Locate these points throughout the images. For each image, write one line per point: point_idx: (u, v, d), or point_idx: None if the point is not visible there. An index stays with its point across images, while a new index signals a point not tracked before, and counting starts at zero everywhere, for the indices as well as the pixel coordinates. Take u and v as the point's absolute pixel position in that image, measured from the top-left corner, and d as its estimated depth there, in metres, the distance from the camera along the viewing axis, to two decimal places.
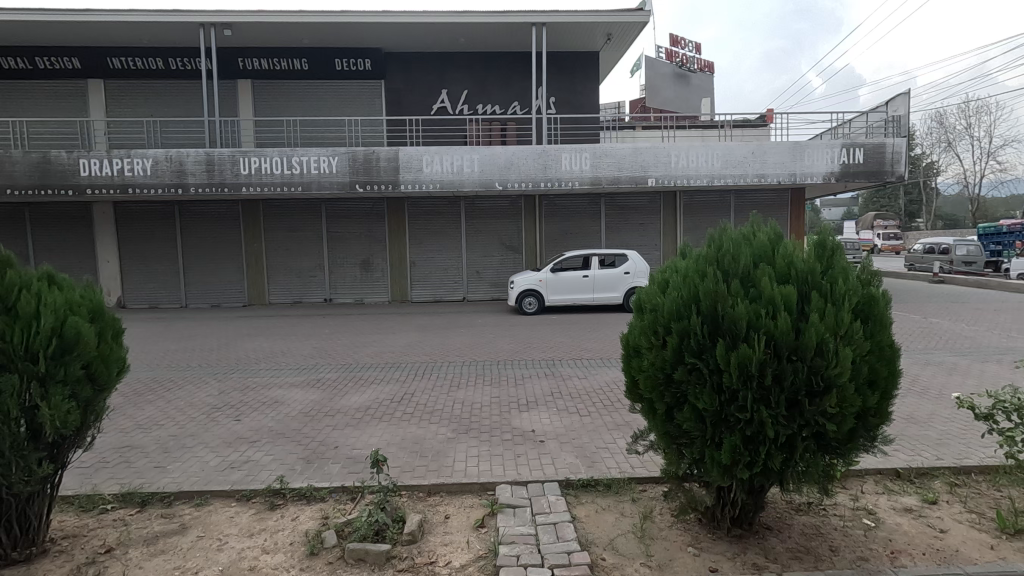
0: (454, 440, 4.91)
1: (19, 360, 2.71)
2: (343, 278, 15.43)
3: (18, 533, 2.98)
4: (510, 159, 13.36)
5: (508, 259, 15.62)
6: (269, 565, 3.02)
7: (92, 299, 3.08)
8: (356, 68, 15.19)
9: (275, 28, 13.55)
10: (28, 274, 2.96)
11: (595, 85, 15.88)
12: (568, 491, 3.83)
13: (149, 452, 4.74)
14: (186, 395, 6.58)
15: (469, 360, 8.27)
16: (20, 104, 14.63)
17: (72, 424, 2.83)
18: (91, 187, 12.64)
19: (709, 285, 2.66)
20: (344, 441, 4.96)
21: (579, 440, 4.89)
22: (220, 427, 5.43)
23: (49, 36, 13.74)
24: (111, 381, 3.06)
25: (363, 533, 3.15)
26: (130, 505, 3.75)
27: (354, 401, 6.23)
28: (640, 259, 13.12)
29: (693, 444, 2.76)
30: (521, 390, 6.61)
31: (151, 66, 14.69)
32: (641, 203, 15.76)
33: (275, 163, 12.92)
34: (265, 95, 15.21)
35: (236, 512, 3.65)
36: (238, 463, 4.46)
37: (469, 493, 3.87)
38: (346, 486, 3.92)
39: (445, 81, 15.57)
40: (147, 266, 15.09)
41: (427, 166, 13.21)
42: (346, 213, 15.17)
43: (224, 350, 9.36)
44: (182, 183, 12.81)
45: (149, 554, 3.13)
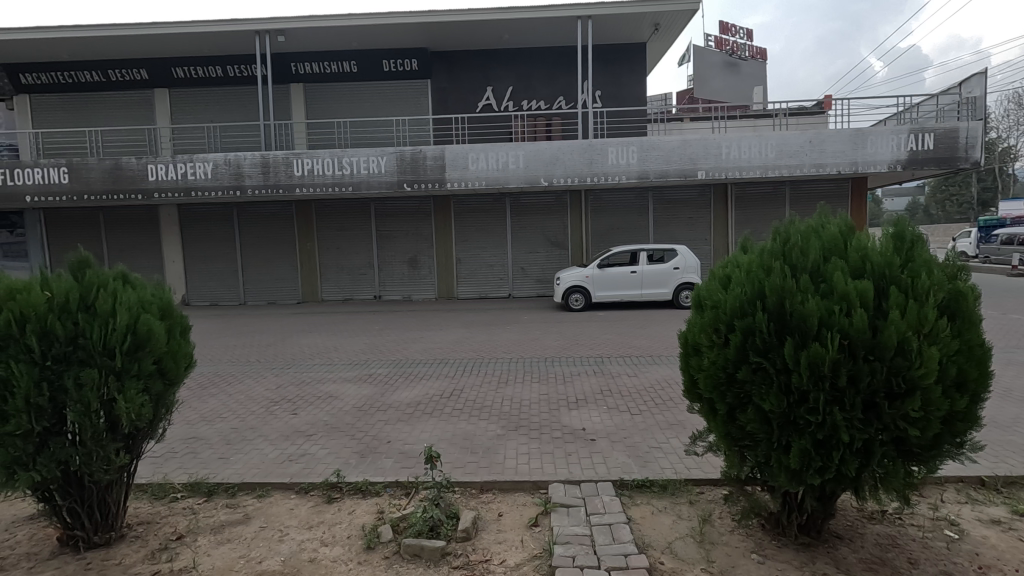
0: (504, 436, 4.90)
1: (99, 355, 2.85)
2: (391, 275, 15.73)
3: (99, 519, 3.16)
4: (556, 155, 13.23)
5: (553, 255, 15.53)
6: (328, 557, 3.09)
7: (162, 298, 3.22)
8: (403, 69, 15.41)
9: (327, 32, 13.92)
10: (106, 274, 3.13)
11: (642, 77, 15.55)
12: (623, 491, 3.75)
13: (214, 444, 4.95)
14: (246, 389, 6.85)
15: (517, 357, 8.26)
16: (95, 114, 15.60)
17: (145, 416, 2.97)
18: (158, 190, 13.35)
19: (776, 280, 2.52)
20: (396, 435, 5.04)
21: (631, 439, 4.79)
22: (279, 420, 5.61)
23: (120, 49, 14.56)
24: (179, 376, 3.20)
25: (418, 528, 3.17)
26: (197, 494, 3.93)
27: (406, 396, 6.32)
28: (690, 254, 12.77)
29: (758, 447, 2.64)
30: (570, 387, 6.54)
31: (211, 74, 15.38)
32: (691, 196, 15.33)
33: (327, 164, 13.29)
34: (316, 99, 15.66)
35: (296, 504, 3.75)
36: (296, 456, 4.60)
37: (521, 491, 3.84)
38: (400, 482, 3.97)
39: (490, 79, 15.60)
40: (208, 265, 15.83)
41: (472, 164, 13.28)
42: (393, 212, 15.43)
43: (280, 346, 9.70)
44: (239, 185, 13.35)
45: (216, 542, 3.26)
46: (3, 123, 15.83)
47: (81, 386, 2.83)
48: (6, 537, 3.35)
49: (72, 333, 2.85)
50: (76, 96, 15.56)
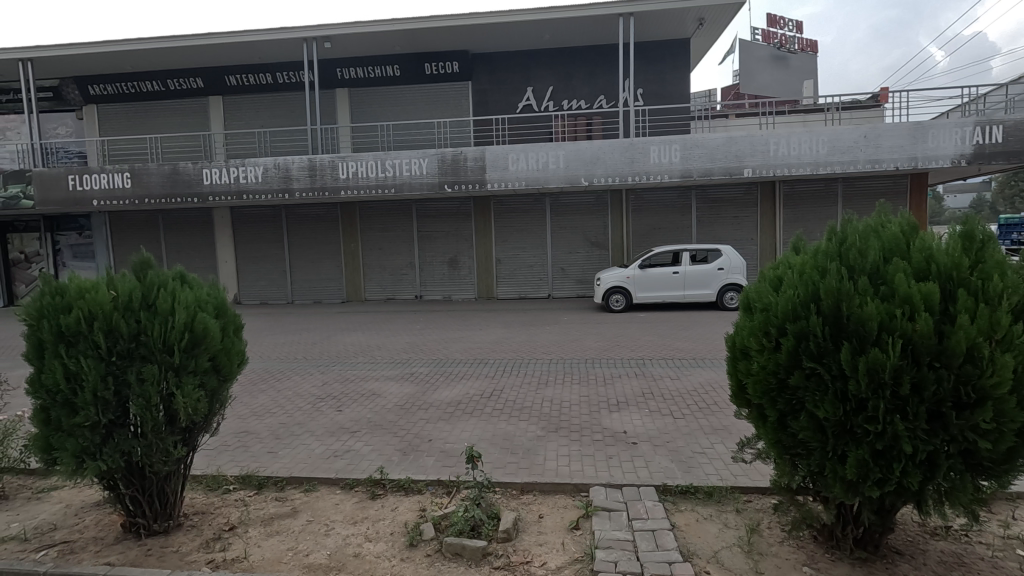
0: (544, 438, 4.88)
1: (159, 352, 2.99)
2: (432, 275, 15.93)
3: (158, 508, 3.32)
4: (597, 154, 13.11)
5: (594, 255, 15.39)
6: (373, 552, 3.14)
7: (217, 297, 3.35)
8: (444, 71, 15.60)
9: (370, 38, 14.22)
10: (166, 274, 3.27)
11: (685, 73, 15.23)
12: (666, 497, 3.67)
13: (263, 438, 5.13)
14: (293, 386, 7.07)
15: (558, 358, 8.22)
16: (155, 122, 16.44)
17: (201, 411, 3.10)
18: (212, 194, 13.94)
19: (832, 282, 2.41)
20: (437, 434, 5.10)
21: (674, 443, 4.69)
22: (324, 417, 5.76)
23: (178, 60, 15.29)
24: (233, 372, 3.33)
25: (460, 527, 3.19)
26: (248, 486, 4.07)
27: (447, 396, 6.38)
28: (735, 255, 12.43)
29: (811, 456, 2.54)
30: (611, 389, 6.46)
31: (262, 81, 15.97)
32: (736, 194, 14.90)
33: (370, 166, 13.58)
34: (361, 102, 16.03)
35: (341, 499, 3.84)
36: (341, 452, 4.71)
37: (562, 493, 3.82)
38: (442, 480, 4.01)
39: (530, 79, 15.60)
40: (258, 265, 16.43)
41: (513, 164, 13.31)
42: (435, 213, 15.64)
43: (325, 344, 9.96)
44: (288, 189, 13.79)
45: (266, 534, 3.37)
46: (73, 131, 16.85)
47: (144, 381, 2.97)
48: (76, 521, 3.57)
49: (135, 330, 3.00)
50: (138, 105, 16.45)
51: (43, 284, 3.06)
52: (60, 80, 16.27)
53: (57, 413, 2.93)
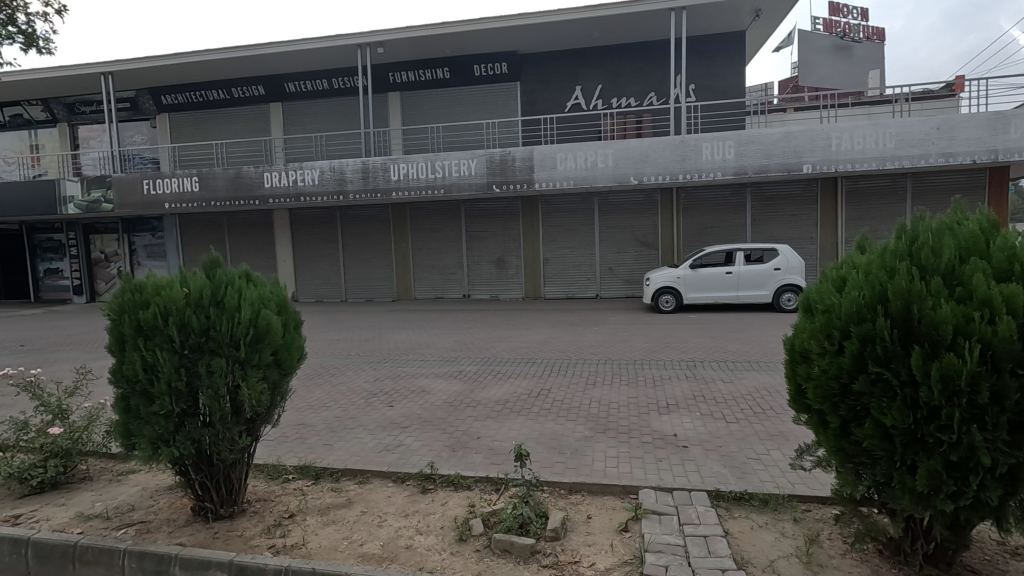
0: (592, 438, 4.85)
1: (226, 346, 3.17)
2: (480, 275, 16.08)
3: (225, 493, 3.51)
4: (647, 152, 12.89)
5: (642, 255, 15.15)
6: (423, 545, 3.22)
7: (279, 294, 3.52)
8: (493, 72, 15.74)
9: (421, 42, 14.52)
10: (233, 272, 3.45)
11: (740, 67, 14.76)
12: (719, 502, 3.57)
13: (319, 431, 5.33)
14: (347, 381, 7.31)
15: (606, 359, 8.14)
16: (221, 129, 17.35)
17: (264, 403, 3.25)
18: (272, 196, 14.58)
19: (901, 282, 2.28)
20: (486, 432, 5.16)
21: (727, 448, 4.57)
22: (376, 412, 5.93)
23: (242, 70, 16.08)
24: (293, 366, 3.48)
25: (508, 524, 3.22)
26: (306, 476, 4.25)
27: (495, 394, 6.44)
28: (793, 254, 11.97)
29: (877, 465, 2.43)
30: (660, 391, 6.34)
31: (319, 87, 16.58)
32: (794, 191, 14.32)
33: (420, 168, 13.85)
34: (412, 105, 16.39)
35: (393, 492, 3.95)
36: (392, 446, 4.84)
37: (610, 494, 3.79)
38: (490, 477, 4.05)
39: (579, 78, 15.51)
40: (313, 265, 17.07)
41: (561, 164, 13.27)
42: (483, 213, 15.79)
43: (377, 341, 10.24)
44: (342, 191, 14.24)
45: (323, 523, 3.51)
46: (147, 138, 17.99)
47: (212, 373, 3.16)
48: (150, 503, 3.82)
49: (205, 325, 3.18)
50: (205, 112, 17.40)
51: (123, 281, 3.29)
52: (137, 91, 17.41)
53: (136, 401, 3.15)
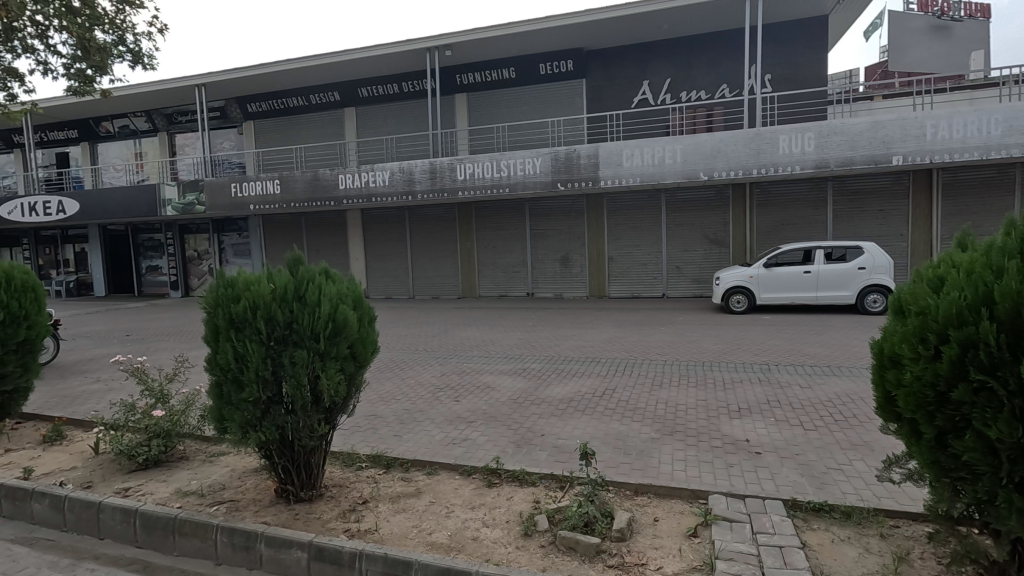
0: (659, 440, 4.75)
1: (307, 339, 3.37)
2: (544, 273, 16.09)
3: (305, 478, 3.73)
4: (718, 146, 12.43)
5: (712, 253, 14.63)
6: (489, 538, 3.28)
7: (355, 290, 3.70)
8: (559, 70, 15.70)
9: (490, 42, 14.70)
10: (313, 269, 3.64)
11: (822, 54, 13.92)
12: (795, 513, 3.40)
13: (390, 422, 5.54)
14: (415, 375, 7.55)
15: (673, 360, 7.93)
16: (300, 134, 18.35)
17: (341, 394, 3.44)
18: (346, 197, 15.25)
19: (1010, 283, 2.09)
20: (550, 429, 5.18)
21: (805, 456, 4.34)
22: (442, 406, 6.08)
23: (320, 77, 16.92)
24: (368, 360, 3.66)
25: (573, 522, 3.22)
26: (378, 465, 4.43)
27: (559, 392, 6.45)
28: (880, 252, 11.16)
29: (979, 481, 2.25)
30: (732, 394, 6.11)
31: (390, 91, 17.15)
32: (882, 185, 13.34)
33: (486, 167, 14.03)
34: (479, 106, 16.65)
35: (460, 484, 4.05)
36: (459, 440, 4.96)
37: (678, 498, 3.69)
38: (555, 475, 4.06)
39: (647, 72, 15.17)
40: (383, 263, 17.69)
41: (627, 160, 13.04)
42: (547, 211, 15.80)
43: (444, 337, 10.49)
44: (411, 191, 14.68)
45: (394, 511, 3.65)
46: (235, 144, 19.30)
47: (295, 364, 3.36)
48: (239, 484, 4.11)
49: (288, 319, 3.39)
50: (286, 118, 18.46)
51: (217, 278, 3.56)
52: (226, 101, 18.69)
53: (228, 388, 3.40)
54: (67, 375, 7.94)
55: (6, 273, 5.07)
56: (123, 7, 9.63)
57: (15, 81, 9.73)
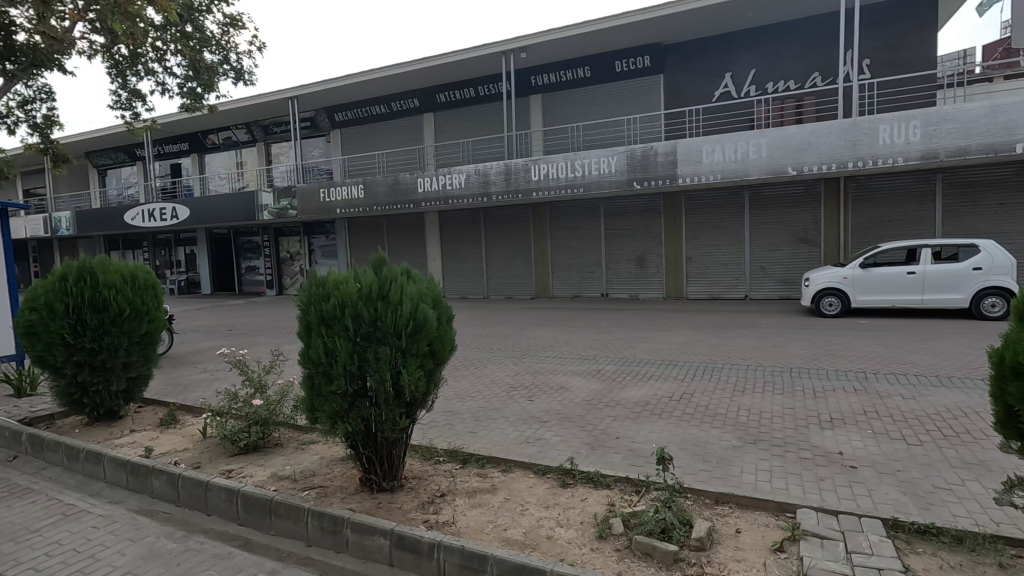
0: (741, 448, 4.54)
1: (390, 336, 3.53)
2: (619, 274, 15.83)
3: (387, 469, 3.91)
4: (808, 139, 11.69)
5: (801, 252, 13.78)
6: (564, 538, 3.28)
7: (434, 290, 3.83)
8: (635, 67, 15.38)
9: (565, 42, 14.67)
10: (395, 269, 3.81)
11: (930, 34, 12.73)
12: (896, 534, 3.14)
13: (465, 419, 5.68)
14: (490, 373, 7.68)
15: (757, 365, 7.55)
16: (382, 140, 19.21)
17: (421, 390, 3.58)
18: (424, 200, 15.78)
19: None
20: (626, 432, 5.09)
21: (908, 473, 3.99)
22: (517, 405, 6.14)
23: (401, 85, 17.61)
24: (446, 358, 3.78)
25: (650, 527, 3.15)
26: (454, 460, 4.55)
27: (635, 395, 6.34)
28: (999, 251, 10.02)
29: None
30: (823, 403, 5.73)
31: (466, 95, 17.54)
32: (1002, 176, 11.98)
33: (561, 167, 14.01)
34: (554, 106, 16.67)
35: (534, 483, 4.08)
36: (533, 439, 4.99)
37: (763, 510, 3.52)
38: (630, 478, 4.00)
39: (729, 64, 14.54)
40: (459, 263, 18.14)
41: (707, 156, 12.56)
42: (622, 211, 15.54)
43: (518, 337, 10.58)
44: (486, 193, 14.94)
45: (470, 505, 3.74)
46: (323, 152, 20.48)
47: (379, 360, 3.53)
48: (327, 471, 4.38)
49: (373, 316, 3.57)
50: (370, 126, 19.38)
51: (310, 277, 3.80)
52: (315, 112, 19.88)
53: (319, 380, 3.63)
54: (180, 365, 8.78)
55: (131, 273, 5.68)
56: (227, 28, 10.52)
57: (139, 102, 10.90)
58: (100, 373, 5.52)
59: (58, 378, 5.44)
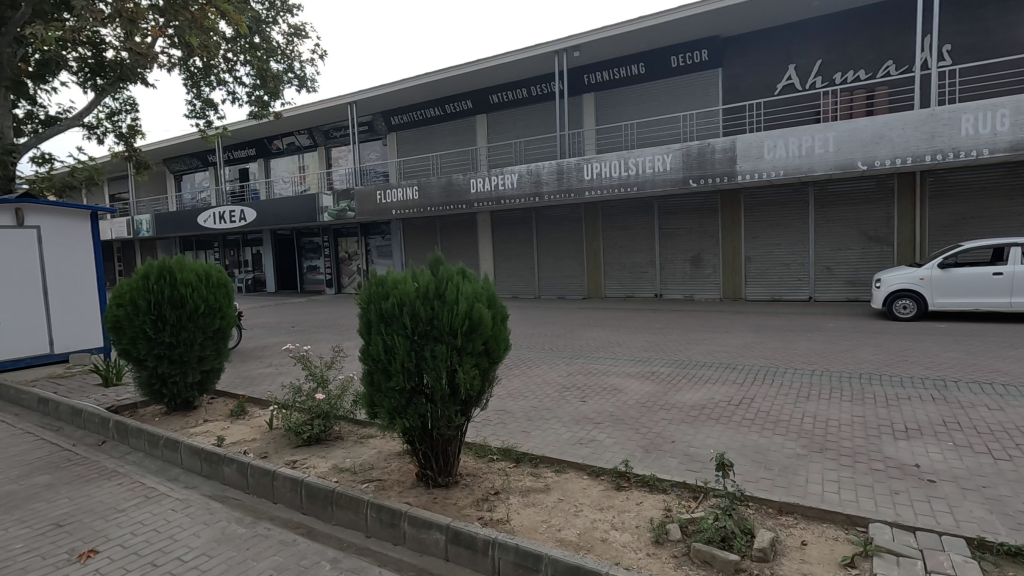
0: (806, 457, 4.34)
1: (446, 335, 3.59)
2: (673, 274, 15.46)
3: (443, 464, 3.99)
4: (880, 132, 11.03)
5: (871, 252, 13.04)
6: (619, 541, 3.23)
7: (489, 290, 3.86)
8: (692, 61, 14.97)
9: (619, 39, 14.47)
10: (451, 269, 3.85)
11: (1020, 15, 11.76)
12: (982, 555, 2.92)
13: (518, 418, 5.70)
14: (542, 373, 7.68)
15: (822, 370, 7.20)
16: (436, 142, 19.58)
17: (476, 388, 3.62)
18: (476, 201, 15.95)
19: None
20: (682, 436, 4.98)
21: (994, 489, 3.70)
22: (569, 405, 6.12)
23: (455, 87, 17.87)
24: (500, 357, 3.80)
25: (709, 535, 3.07)
26: (508, 458, 4.57)
27: (691, 398, 6.18)
28: None
29: None
30: (896, 412, 5.40)
31: (519, 95, 17.60)
32: None
33: (614, 166, 13.84)
34: (607, 105, 16.47)
35: (588, 484, 4.05)
36: (586, 440, 4.96)
37: (831, 522, 3.34)
38: (688, 483, 3.90)
39: (793, 55, 13.93)
40: (510, 262, 18.22)
41: (769, 152, 12.08)
42: (677, 209, 15.17)
43: (570, 337, 10.54)
44: (538, 193, 14.94)
45: (524, 504, 3.76)
46: (380, 155, 21.09)
47: (436, 358, 3.59)
48: (384, 465, 4.50)
49: (430, 315, 3.63)
50: (425, 128, 19.78)
51: (369, 277, 3.91)
52: (373, 116, 20.49)
53: (379, 376, 3.74)
54: (248, 360, 9.26)
55: (205, 271, 6.03)
56: (291, 38, 11.01)
57: (212, 111, 11.57)
58: (177, 365, 5.90)
59: (141, 370, 5.84)
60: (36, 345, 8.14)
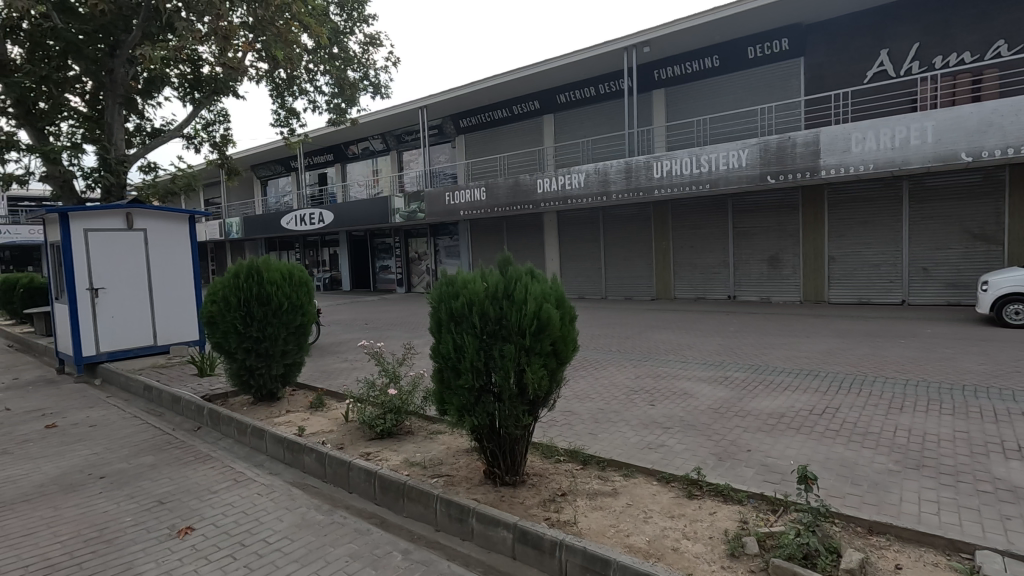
0: (900, 473, 4.02)
1: (514, 334, 3.60)
2: (749, 274, 14.78)
3: (509, 463, 4.01)
4: (988, 119, 10.02)
5: (975, 251, 11.88)
6: (692, 551, 3.12)
7: (557, 290, 3.84)
8: (771, 51, 14.24)
9: (692, 32, 14.00)
10: (520, 269, 3.85)
11: None
12: None
13: (585, 420, 5.64)
14: (609, 375, 7.57)
15: (917, 379, 6.64)
16: (503, 143, 19.77)
17: (544, 388, 3.63)
18: (543, 201, 15.96)
19: None
20: (758, 445, 4.74)
21: None
22: (638, 408, 5.99)
23: (522, 88, 17.97)
24: (568, 357, 3.77)
25: (790, 552, 2.90)
26: (574, 460, 4.54)
27: (768, 405, 5.88)
28: None
29: None
30: (1007, 428, 4.88)
31: (586, 94, 17.45)
32: None
33: (684, 163, 13.41)
34: (678, 100, 15.99)
35: (658, 490, 3.94)
36: (655, 445, 4.84)
37: (930, 546, 3.07)
38: (765, 495, 3.70)
39: (886, 39, 12.93)
40: (577, 263, 18.08)
41: (857, 144, 11.28)
42: (753, 207, 14.49)
43: (638, 339, 10.32)
44: (605, 191, 14.73)
45: (591, 507, 3.71)
46: (449, 157, 21.57)
47: (504, 357, 3.62)
48: (453, 461, 4.60)
49: (499, 315, 3.65)
50: (492, 129, 20.02)
51: (440, 277, 3.99)
52: (443, 119, 20.99)
53: (449, 373, 3.82)
54: (326, 354, 9.74)
55: (288, 271, 6.40)
56: (367, 47, 11.48)
57: (294, 119, 12.29)
58: (263, 359, 6.29)
59: (231, 362, 6.27)
60: (142, 337, 8.94)
